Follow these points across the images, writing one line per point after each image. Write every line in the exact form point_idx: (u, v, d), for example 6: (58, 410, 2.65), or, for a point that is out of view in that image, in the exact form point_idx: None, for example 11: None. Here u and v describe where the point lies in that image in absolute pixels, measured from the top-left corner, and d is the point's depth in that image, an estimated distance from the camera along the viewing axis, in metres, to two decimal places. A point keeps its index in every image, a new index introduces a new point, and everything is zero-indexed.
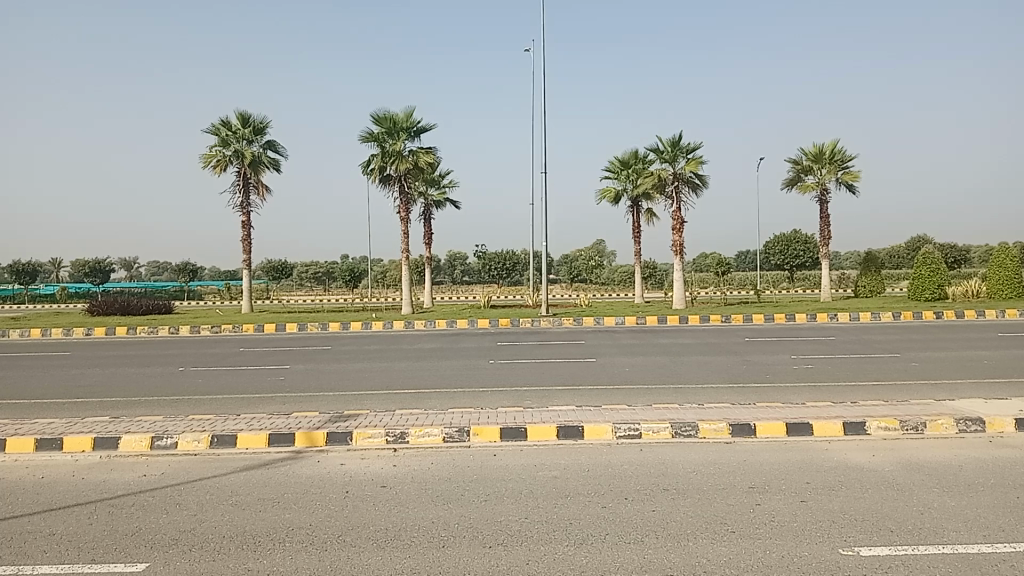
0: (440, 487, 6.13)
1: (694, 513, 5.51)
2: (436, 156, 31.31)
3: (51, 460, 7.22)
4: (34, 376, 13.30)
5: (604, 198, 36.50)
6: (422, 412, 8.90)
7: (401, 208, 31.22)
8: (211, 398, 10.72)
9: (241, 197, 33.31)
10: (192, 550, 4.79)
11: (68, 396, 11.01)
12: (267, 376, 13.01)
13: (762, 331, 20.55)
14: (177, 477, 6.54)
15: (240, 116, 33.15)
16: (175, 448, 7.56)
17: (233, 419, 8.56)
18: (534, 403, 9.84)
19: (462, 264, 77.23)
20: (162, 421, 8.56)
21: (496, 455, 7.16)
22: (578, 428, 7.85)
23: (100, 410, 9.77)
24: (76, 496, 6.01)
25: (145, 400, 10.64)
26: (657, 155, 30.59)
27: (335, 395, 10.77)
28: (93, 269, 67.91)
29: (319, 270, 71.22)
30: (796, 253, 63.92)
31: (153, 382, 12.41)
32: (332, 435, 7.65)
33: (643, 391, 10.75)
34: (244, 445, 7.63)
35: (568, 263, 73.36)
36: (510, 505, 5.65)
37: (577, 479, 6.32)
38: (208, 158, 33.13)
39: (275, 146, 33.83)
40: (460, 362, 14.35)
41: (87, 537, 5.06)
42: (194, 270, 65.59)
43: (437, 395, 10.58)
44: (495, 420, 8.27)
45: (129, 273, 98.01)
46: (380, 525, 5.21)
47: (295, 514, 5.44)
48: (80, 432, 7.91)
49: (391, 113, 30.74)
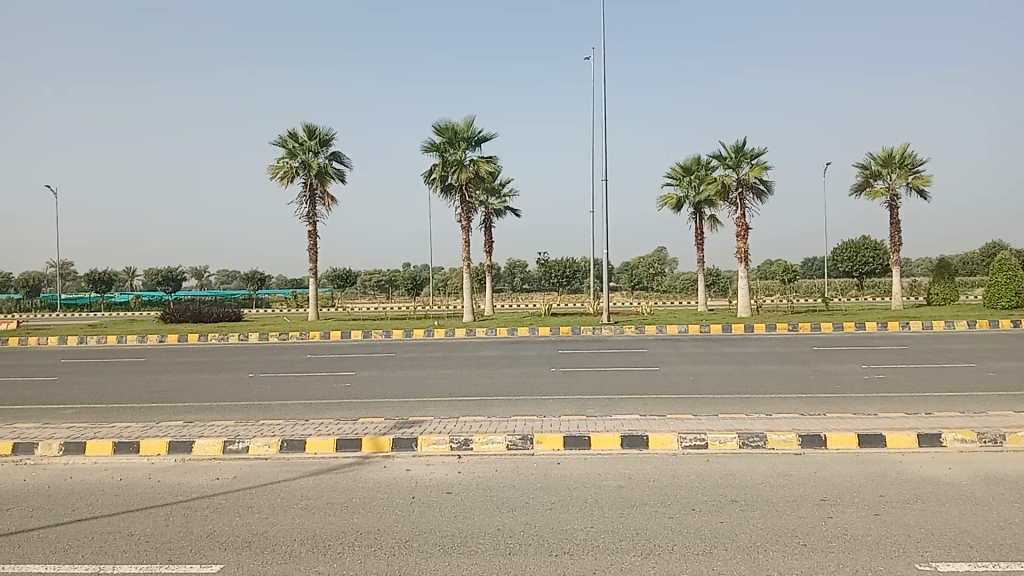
0: (505, 494, 6.13)
1: (764, 525, 5.41)
2: (496, 165, 31.40)
3: (128, 463, 7.45)
4: (112, 382, 13.76)
5: (665, 205, 36.15)
6: (485, 420, 8.89)
7: (462, 216, 31.41)
8: (277, 404, 10.93)
9: (307, 207, 33.94)
10: (264, 552, 4.89)
11: (145, 402, 11.38)
12: (333, 382, 13.23)
13: (830, 340, 20.10)
14: (249, 481, 6.69)
15: (306, 128, 33.86)
16: (247, 452, 7.73)
17: (302, 425, 8.72)
18: (596, 411, 9.77)
19: (522, 272, 77.45)
20: (233, 426, 8.76)
21: (560, 464, 7.14)
22: (643, 438, 7.78)
23: (175, 415, 10.04)
24: (153, 498, 6.20)
25: (218, 405, 10.93)
26: (721, 162, 30.18)
27: (400, 402, 10.87)
28: (166, 277, 70.15)
29: (382, 278, 72.16)
30: (865, 260, 62.23)
31: (224, 388, 12.69)
32: (397, 441, 7.73)
33: (709, 401, 10.56)
34: (313, 451, 7.75)
35: (629, 269, 72.57)
36: (575, 514, 5.62)
37: (643, 489, 6.27)
38: (276, 169, 33.86)
39: (341, 157, 34.42)
40: (523, 370, 14.37)
41: (165, 538, 5.21)
42: (262, 278, 67.22)
43: (501, 403, 10.59)
44: (559, 427, 8.24)
45: (199, 281, 100.66)
46: (447, 531, 5.24)
47: (363, 518, 5.51)
48: (155, 436, 8.15)
49: (451, 122, 31.00)
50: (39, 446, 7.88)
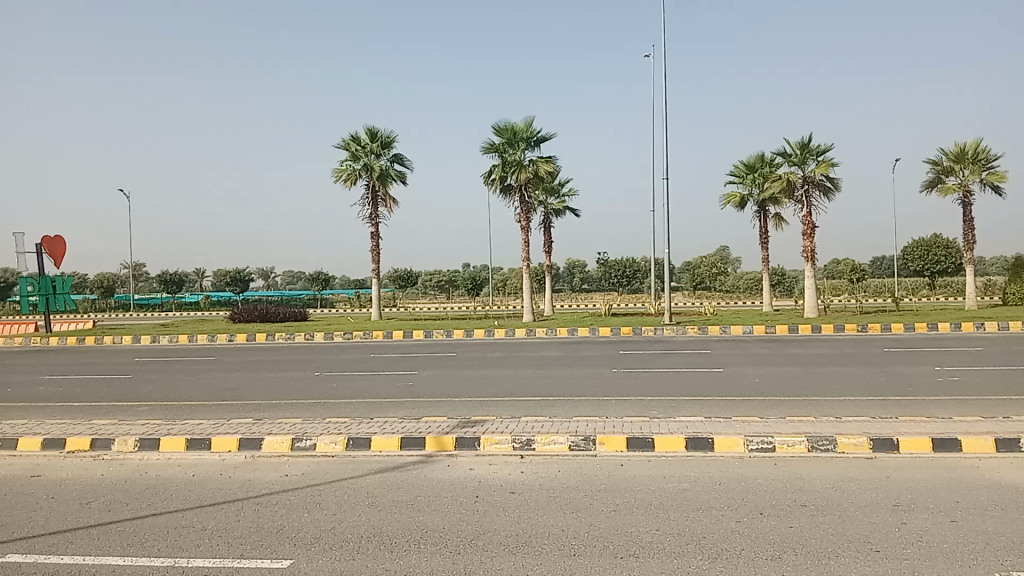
0: (569, 495, 6.11)
1: (834, 531, 5.28)
2: (556, 165, 31.32)
3: (200, 459, 7.65)
4: (185, 380, 14.17)
5: (728, 203, 35.61)
6: (548, 420, 8.88)
7: (521, 216, 31.44)
8: (342, 402, 11.11)
9: (369, 209, 34.39)
10: (333, 549, 4.96)
11: (215, 399, 11.68)
12: (396, 381, 13.38)
13: (901, 341, 19.52)
14: (316, 478, 6.80)
15: (369, 131, 34.31)
16: (314, 449, 7.86)
17: (367, 423, 8.84)
18: (660, 413, 9.66)
19: (582, 272, 77.26)
20: (301, 423, 8.93)
21: (624, 465, 7.08)
22: (709, 440, 7.66)
23: (245, 413, 10.29)
24: (224, 494, 6.35)
25: (285, 403, 11.16)
26: (786, 159, 29.61)
27: (462, 401, 10.94)
28: (234, 278, 71.93)
29: (442, 278, 72.76)
30: (936, 259, 60.38)
31: (291, 387, 12.95)
32: (461, 440, 7.78)
33: (775, 404, 10.36)
34: (378, 448, 7.84)
35: (691, 269, 71.76)
36: (640, 516, 5.57)
37: (710, 492, 6.18)
38: (339, 172, 34.41)
39: (402, 159, 34.77)
40: (585, 370, 14.31)
41: (236, 533, 5.33)
42: (326, 279, 68.41)
43: (563, 403, 10.57)
44: (622, 429, 8.18)
45: (266, 281, 103.00)
46: (511, 531, 5.24)
47: (428, 517, 5.55)
48: (226, 433, 8.35)
49: (510, 122, 31.07)
50: (116, 442, 8.16)
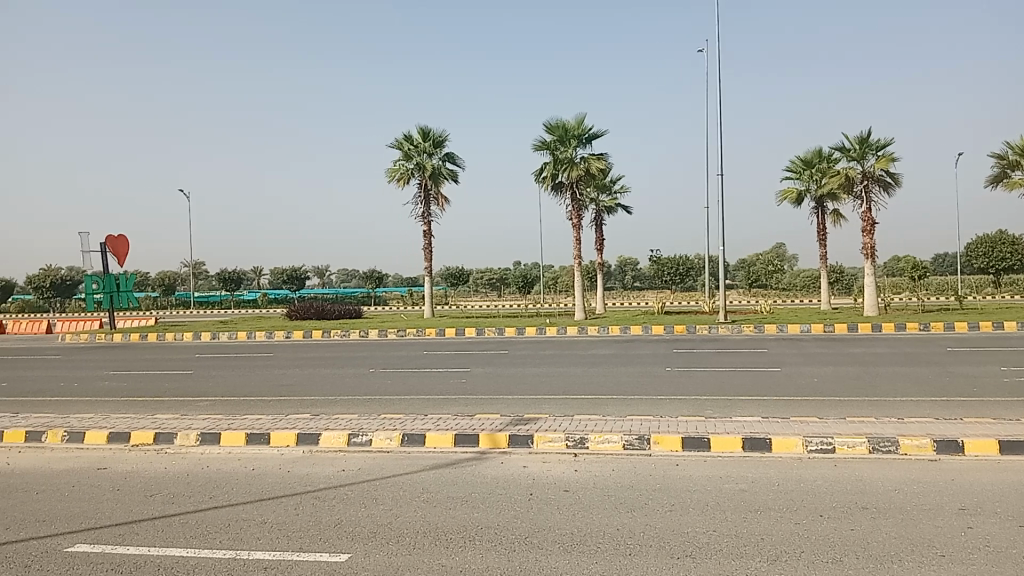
0: (624, 494, 6.08)
1: (897, 534, 5.15)
2: (608, 162, 31.15)
3: (259, 454, 7.79)
4: (244, 375, 14.47)
5: (784, 199, 35.02)
6: (602, 418, 8.84)
7: (573, 214, 31.36)
8: (396, 399, 11.21)
9: (422, 208, 34.65)
10: (389, 543, 5.01)
11: (274, 395, 11.91)
12: (450, 378, 13.47)
13: (966, 340, 18.94)
14: (373, 473, 6.88)
15: (421, 131, 34.57)
16: (370, 445, 7.94)
17: (421, 420, 8.91)
18: (715, 413, 9.55)
19: (634, 270, 76.60)
20: (357, 419, 9.05)
21: (679, 465, 7.01)
22: (766, 441, 7.54)
23: (302, 408, 10.47)
24: (283, 488, 6.46)
25: (342, 399, 11.32)
26: (844, 154, 29.00)
27: (515, 399, 10.97)
28: (290, 276, 73.08)
29: (493, 277, 72.93)
30: (1001, 256, 57.98)
31: (347, 383, 13.14)
32: (514, 438, 7.79)
33: (834, 404, 10.16)
34: (432, 445, 7.90)
35: (745, 266, 70.54)
36: (696, 516, 5.51)
37: (768, 493, 6.08)
38: (393, 172, 34.74)
39: (455, 158, 34.96)
40: (638, 369, 14.22)
41: (295, 527, 5.42)
42: (379, 277, 69.12)
43: (616, 402, 10.52)
44: (677, 428, 8.10)
45: (321, 280, 104.46)
46: (566, 529, 5.23)
47: (482, 513, 5.57)
48: (284, 428, 8.50)
49: (562, 120, 31.01)
50: (179, 436, 8.36)
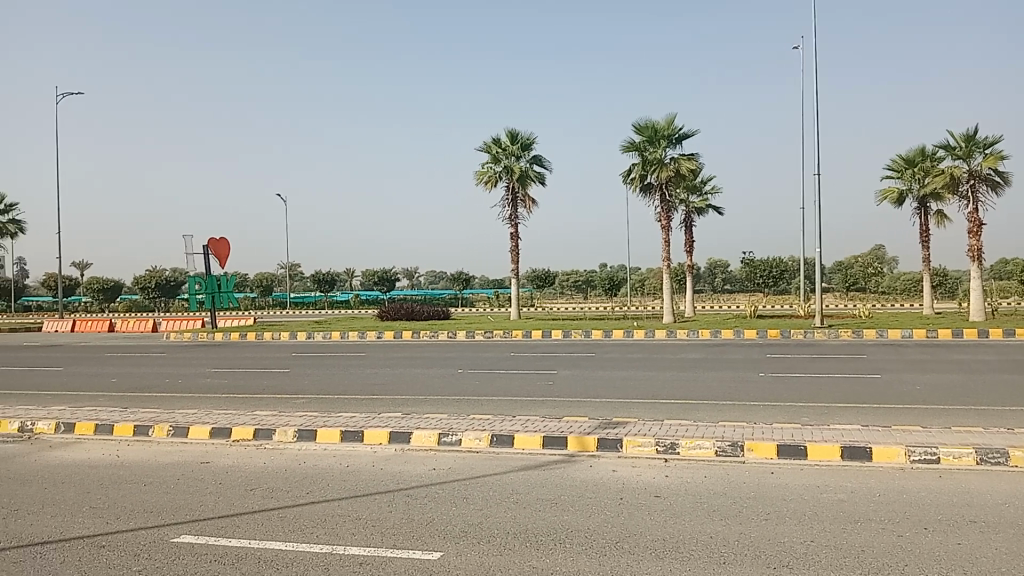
0: (717, 502, 5.97)
1: (1009, 550, 4.89)
2: (698, 163, 30.63)
3: (353, 451, 7.99)
4: (338, 374, 14.85)
5: (884, 199, 33.76)
6: (693, 424, 8.71)
7: (662, 216, 30.98)
8: (486, 399, 11.31)
9: (509, 210, 34.83)
10: (481, 543, 5.05)
11: (366, 394, 12.19)
12: (538, 380, 13.51)
13: None
14: (462, 472, 6.96)
15: (509, 134, 34.76)
16: (459, 445, 8.04)
17: (510, 421, 8.96)
18: (811, 420, 9.28)
19: (724, 273, 75.04)
20: (447, 419, 9.16)
21: (774, 473, 6.84)
22: (866, 450, 7.28)
23: (394, 407, 10.67)
24: (376, 485, 6.60)
25: (432, 399, 11.49)
26: (948, 153, 27.76)
27: (603, 402, 10.91)
28: (381, 278, 74.49)
29: (580, 279, 72.71)
30: None
31: (437, 383, 13.34)
32: (603, 441, 7.75)
33: (937, 413, 9.73)
34: (521, 446, 7.93)
35: (842, 269, 68.23)
36: (793, 526, 5.36)
37: (868, 504, 5.87)
38: (480, 175, 35.06)
39: (542, 161, 35.02)
40: (730, 374, 13.95)
41: (389, 523, 5.53)
42: (467, 279, 69.85)
43: (707, 407, 10.34)
44: (771, 436, 7.90)
45: (410, 282, 106.25)
46: (658, 535, 5.17)
47: (572, 516, 5.56)
48: (377, 426, 8.68)
49: (651, 121, 30.69)
50: (277, 432, 8.64)
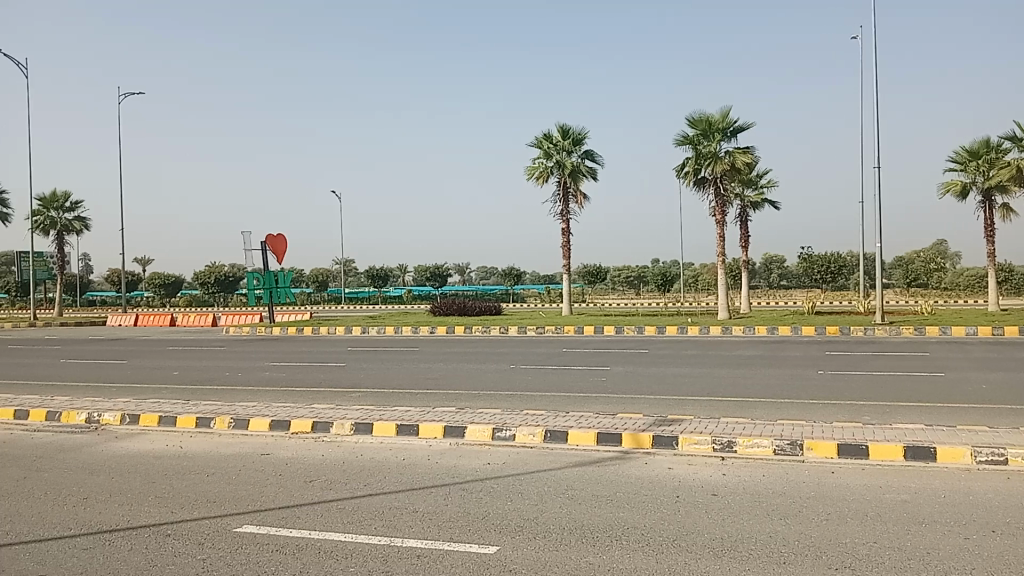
0: (776, 501, 5.87)
1: None
2: (754, 156, 30.17)
3: (409, 444, 8.07)
4: (393, 369, 15.00)
5: (947, 192, 32.84)
6: (750, 422, 8.60)
7: (716, 210, 30.59)
8: (539, 395, 11.31)
9: (561, 206, 34.76)
10: (537, 538, 5.06)
11: (421, 388, 12.30)
12: (591, 376, 13.47)
13: None
14: (516, 468, 6.97)
15: (561, 129, 34.67)
16: (513, 440, 8.06)
17: (564, 417, 8.94)
18: (872, 419, 9.08)
19: (780, 268, 73.77)
20: (501, 414, 9.19)
21: (834, 473, 6.72)
22: (930, 450, 7.09)
23: (448, 402, 10.75)
24: (432, 479, 6.65)
25: (485, 394, 11.55)
26: (1016, 144, 26.87)
27: (658, 399, 10.83)
28: (433, 273, 75.04)
29: (632, 274, 72.25)
30: None
31: (490, 378, 13.39)
32: (659, 438, 7.70)
33: (1005, 413, 9.45)
34: (575, 442, 7.91)
35: (903, 264, 66.51)
36: (854, 527, 5.25)
37: (932, 505, 5.73)
38: (532, 170, 35.05)
39: (594, 155, 34.85)
40: (787, 371, 13.73)
41: (445, 517, 5.57)
42: (518, 275, 69.92)
43: (764, 405, 10.20)
44: (831, 435, 7.76)
45: (462, 277, 106.79)
46: (716, 534, 5.12)
47: (628, 513, 5.53)
48: (432, 420, 8.76)
49: (706, 114, 30.28)
50: (334, 425, 8.76)
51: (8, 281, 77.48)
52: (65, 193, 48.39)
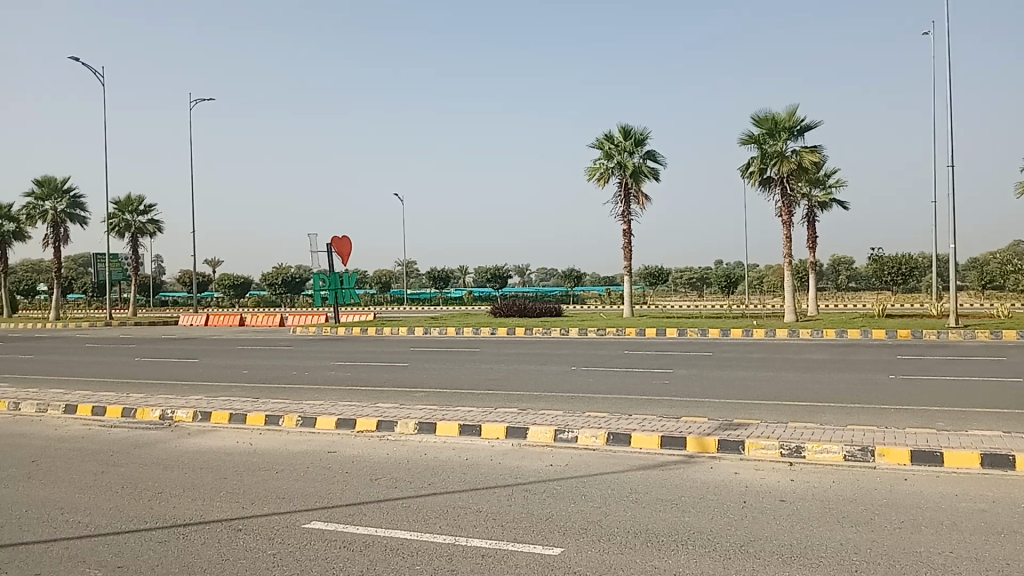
0: (847, 507, 5.74)
1: None
2: (821, 155, 29.50)
3: (472, 444, 8.12)
4: (455, 370, 15.12)
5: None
6: (819, 427, 8.42)
7: (783, 211, 30.02)
8: (601, 397, 11.27)
9: (623, 207, 34.54)
10: (601, 541, 5.04)
11: (483, 389, 12.37)
12: (654, 379, 13.36)
13: None
14: (579, 470, 6.95)
15: (622, 129, 34.47)
16: (576, 442, 8.05)
17: (627, 419, 8.88)
18: (947, 426, 8.81)
19: (849, 270, 71.95)
20: (564, 416, 9.17)
21: (907, 480, 6.53)
22: (1009, 458, 6.84)
23: (511, 403, 10.79)
24: (495, 479, 6.67)
25: (548, 395, 11.55)
26: None
27: (723, 403, 10.68)
28: (494, 275, 75.34)
29: (694, 276, 71.39)
30: None
31: (552, 379, 13.39)
32: (725, 442, 7.59)
33: None
34: (638, 445, 7.85)
35: (980, 266, 64.13)
36: (929, 536, 5.10)
37: (1013, 515, 5.51)
38: (593, 171, 34.91)
39: (656, 156, 34.53)
40: (856, 375, 13.40)
41: (509, 517, 5.58)
42: (579, 276, 69.73)
43: (833, 410, 9.97)
44: (903, 440, 7.54)
45: (523, 279, 106.99)
46: (785, 540, 5.02)
47: (694, 518, 5.47)
48: (494, 421, 8.79)
49: (772, 113, 29.72)
50: (398, 424, 8.88)
51: (86, 282, 80.50)
52: (139, 196, 50.08)
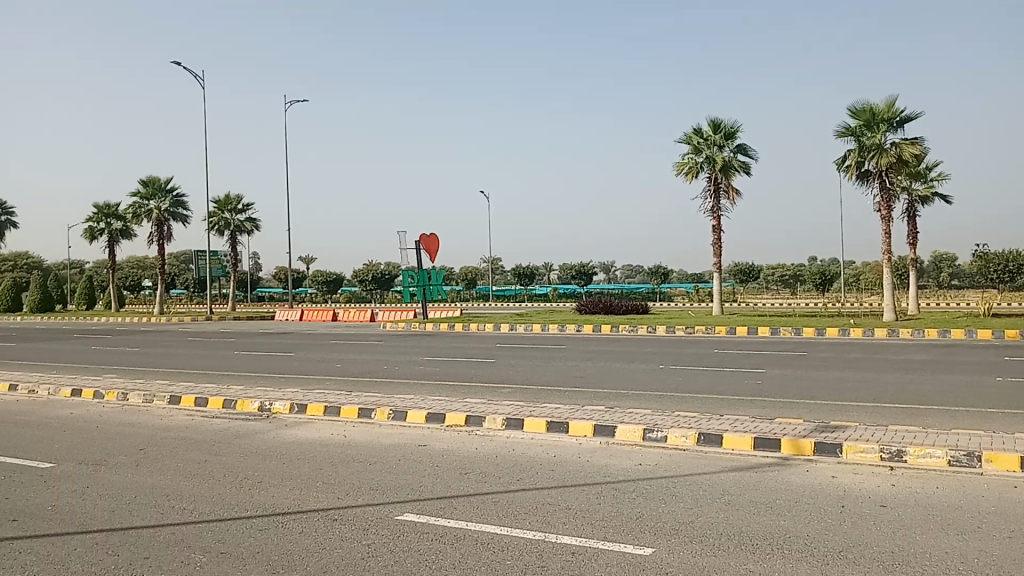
0: (951, 515, 5.50)
1: None
2: (923, 147, 28.31)
3: (560, 441, 8.12)
4: (542, 366, 15.16)
5: None
6: (921, 430, 8.10)
7: (881, 205, 28.96)
8: (690, 396, 11.11)
9: (712, 202, 33.94)
10: (693, 542, 4.98)
11: (571, 386, 12.36)
12: (745, 378, 13.08)
13: None
14: (669, 470, 6.87)
15: (712, 123, 33.85)
16: (665, 441, 7.96)
17: (718, 419, 8.73)
18: None
19: (952, 266, 68.76)
20: (653, 415, 9.08)
21: (1019, 488, 6.21)
22: None
23: (598, 401, 10.75)
24: (583, 477, 6.66)
25: (636, 393, 11.46)
26: None
27: (818, 404, 10.39)
28: (580, 271, 75.13)
29: (786, 273, 69.54)
30: None
31: (640, 377, 13.28)
32: (821, 445, 7.38)
33: None
34: (730, 446, 7.70)
35: None
36: None
37: None
38: (681, 166, 34.41)
39: (746, 150, 33.78)
40: (960, 377, 12.82)
41: (598, 515, 5.57)
42: (666, 273, 68.86)
43: (936, 413, 9.58)
44: (1013, 446, 7.17)
45: (608, 276, 106.33)
46: (885, 547, 4.85)
47: (790, 522, 5.34)
48: (582, 418, 8.78)
49: (869, 103, 28.70)
50: (487, 420, 8.96)
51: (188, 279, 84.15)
52: (237, 195, 52.07)
